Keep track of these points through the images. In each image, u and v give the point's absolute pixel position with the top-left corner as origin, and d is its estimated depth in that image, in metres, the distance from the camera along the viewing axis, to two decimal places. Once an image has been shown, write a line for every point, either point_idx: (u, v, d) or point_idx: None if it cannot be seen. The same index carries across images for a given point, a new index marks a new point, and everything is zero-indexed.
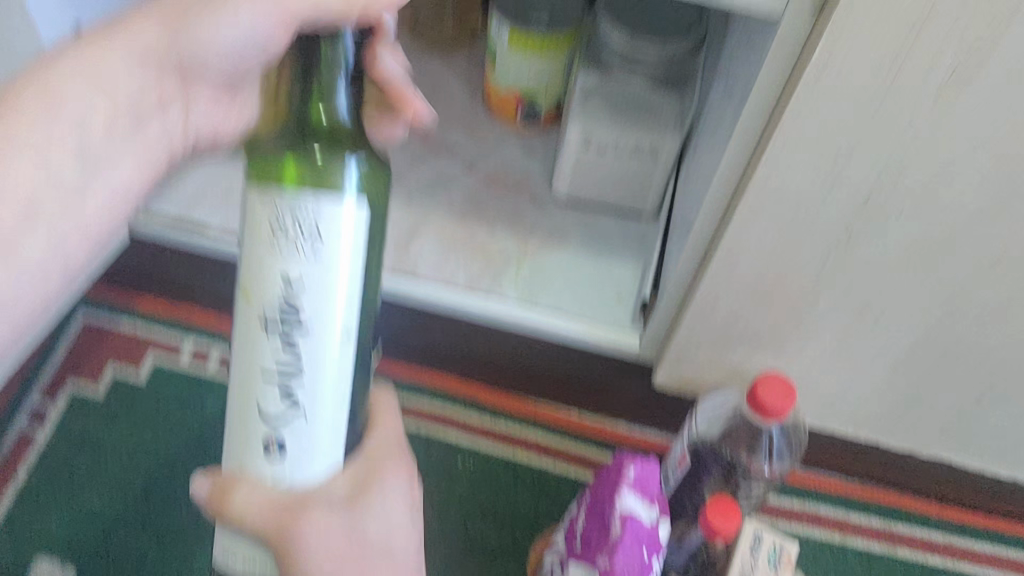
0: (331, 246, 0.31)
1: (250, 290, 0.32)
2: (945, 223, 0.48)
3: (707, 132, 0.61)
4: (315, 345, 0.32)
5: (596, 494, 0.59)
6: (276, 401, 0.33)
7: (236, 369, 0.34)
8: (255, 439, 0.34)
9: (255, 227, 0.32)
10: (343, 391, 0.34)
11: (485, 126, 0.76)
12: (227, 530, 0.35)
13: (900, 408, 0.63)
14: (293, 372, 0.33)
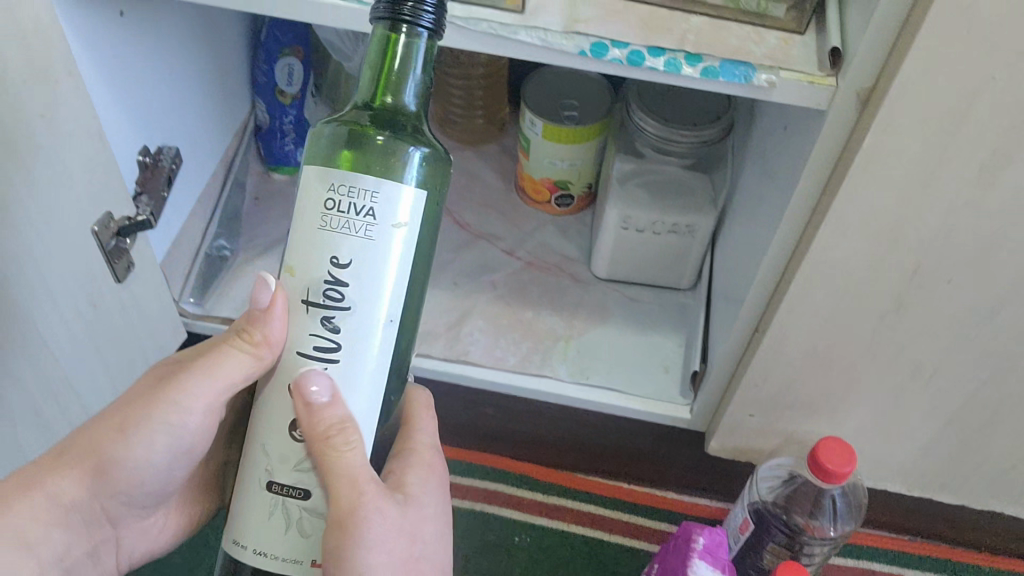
0: (383, 229, 0.31)
1: (297, 267, 0.32)
2: (983, 302, 0.49)
3: (741, 211, 0.64)
4: (361, 326, 0.32)
5: (668, 564, 0.61)
6: (312, 380, 0.33)
7: (274, 346, 0.34)
8: (281, 420, 0.33)
9: (309, 204, 0.32)
10: (384, 372, 0.34)
11: (522, 211, 0.81)
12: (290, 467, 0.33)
13: (951, 463, 0.64)
14: (332, 352, 0.33)
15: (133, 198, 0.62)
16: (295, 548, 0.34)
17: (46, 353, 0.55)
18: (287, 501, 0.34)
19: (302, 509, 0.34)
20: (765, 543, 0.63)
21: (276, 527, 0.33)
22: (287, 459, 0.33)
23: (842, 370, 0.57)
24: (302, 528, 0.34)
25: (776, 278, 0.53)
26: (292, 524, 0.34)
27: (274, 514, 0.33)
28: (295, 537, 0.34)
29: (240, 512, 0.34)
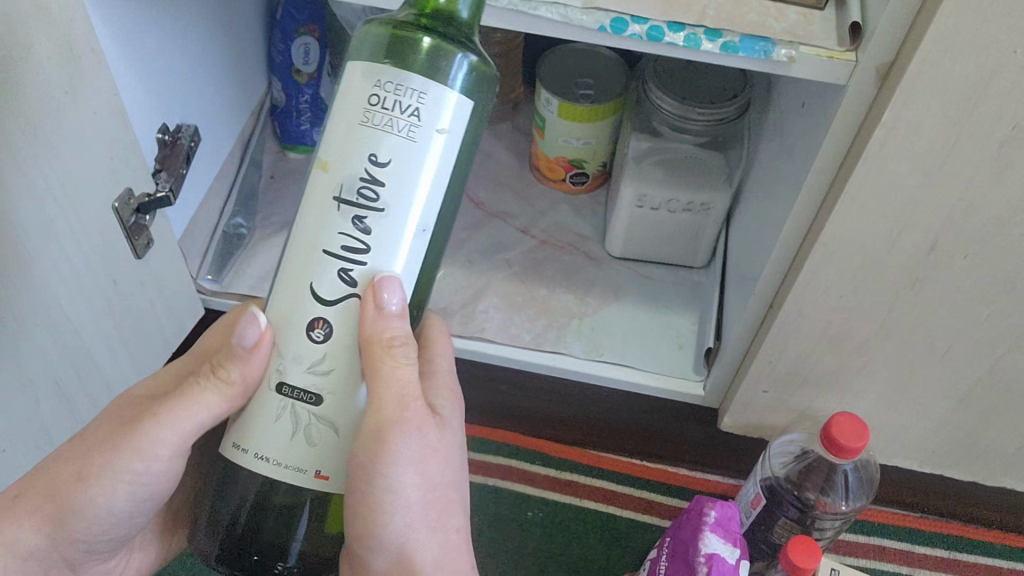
0: (428, 134, 0.32)
1: (331, 162, 0.32)
2: (1000, 280, 0.49)
3: (757, 189, 0.64)
4: (391, 228, 0.32)
5: (679, 538, 0.62)
6: (335, 282, 0.33)
7: (294, 243, 0.34)
8: (300, 319, 0.33)
9: (354, 96, 0.32)
10: (407, 281, 0.34)
11: (536, 190, 0.81)
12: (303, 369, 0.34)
13: (966, 439, 0.65)
14: (359, 254, 0.33)
15: (153, 174, 0.62)
16: (299, 459, 0.34)
17: (70, 331, 0.56)
18: (296, 403, 0.34)
19: (312, 415, 0.34)
20: (777, 517, 0.64)
21: (282, 431, 0.34)
22: (301, 362, 0.34)
23: (857, 346, 0.57)
24: (309, 436, 0.34)
25: (792, 255, 0.54)
26: (300, 431, 0.34)
27: (280, 419, 0.34)
28: (298, 446, 0.34)
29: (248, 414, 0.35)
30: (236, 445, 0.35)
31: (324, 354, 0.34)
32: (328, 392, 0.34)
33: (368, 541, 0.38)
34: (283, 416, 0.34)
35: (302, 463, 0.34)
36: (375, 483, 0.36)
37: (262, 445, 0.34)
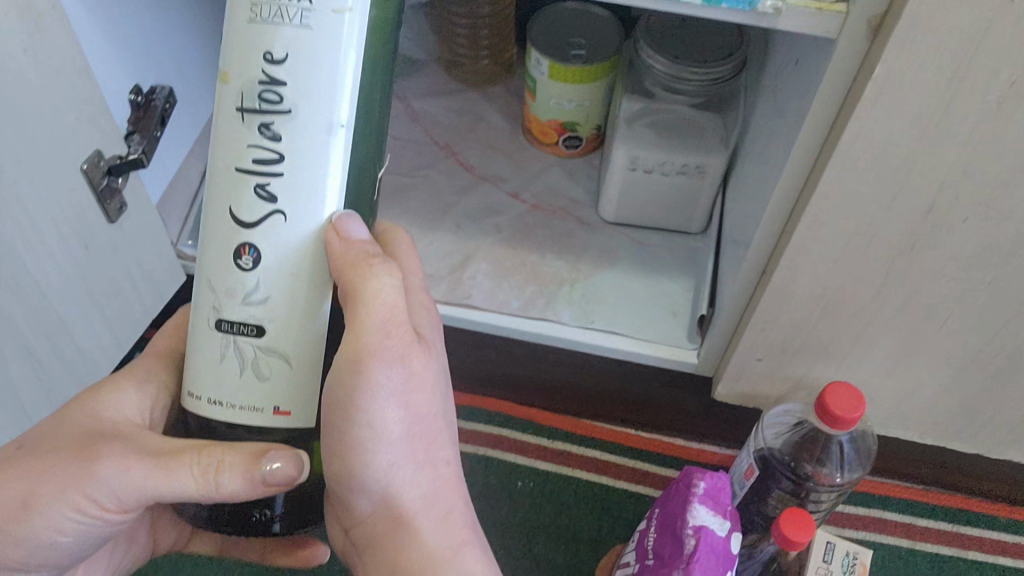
0: (319, 21, 0.33)
1: (230, 72, 0.33)
2: (1001, 245, 0.47)
3: (752, 150, 0.61)
4: (302, 130, 0.34)
5: (668, 510, 0.60)
6: (255, 201, 0.34)
7: (211, 166, 0.35)
8: (228, 244, 0.35)
9: (239, 4, 0.33)
10: (333, 179, 0.35)
11: (528, 153, 0.78)
12: (245, 300, 0.36)
13: (968, 410, 0.63)
14: (274, 163, 0.34)
15: (125, 138, 0.61)
16: (249, 397, 0.37)
17: (38, 296, 0.55)
18: (238, 339, 0.36)
19: (255, 348, 0.36)
20: (770, 490, 0.63)
21: (229, 367, 0.36)
22: (235, 293, 0.36)
23: (852, 314, 0.55)
24: (256, 369, 0.36)
25: (782, 219, 0.51)
26: (247, 367, 0.36)
27: (224, 356, 0.36)
28: (242, 374, 0.36)
29: (193, 357, 0.37)
30: (189, 393, 0.38)
31: (257, 277, 0.35)
32: (266, 314, 0.36)
33: (355, 480, 0.41)
34: (227, 350, 0.36)
35: (251, 400, 0.37)
36: (360, 418, 0.39)
37: (213, 389, 0.37)
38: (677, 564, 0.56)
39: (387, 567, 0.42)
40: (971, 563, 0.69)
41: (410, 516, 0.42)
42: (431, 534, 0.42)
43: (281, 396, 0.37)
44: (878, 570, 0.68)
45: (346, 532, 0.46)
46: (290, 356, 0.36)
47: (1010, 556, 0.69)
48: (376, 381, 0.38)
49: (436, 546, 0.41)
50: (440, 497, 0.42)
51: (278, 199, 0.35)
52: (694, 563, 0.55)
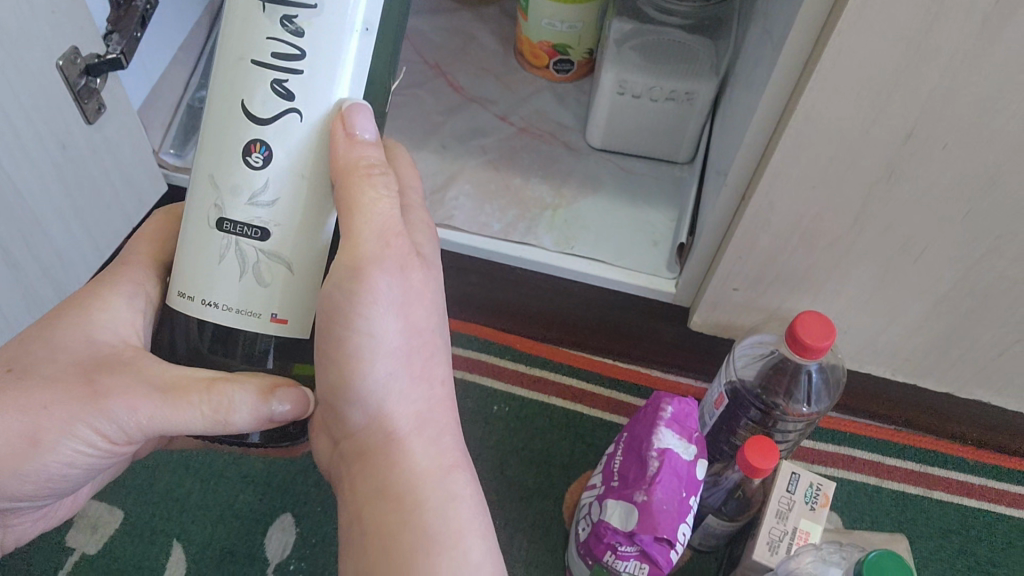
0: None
1: None
2: (979, 174, 0.46)
3: (741, 75, 0.60)
4: (326, 27, 0.33)
5: (633, 434, 0.61)
6: (270, 96, 0.34)
7: (222, 58, 0.34)
8: (236, 139, 0.35)
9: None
10: (354, 83, 0.35)
11: (519, 76, 0.78)
12: (252, 200, 0.35)
13: (940, 347, 0.63)
14: (293, 60, 0.33)
15: (103, 38, 0.60)
16: (250, 302, 0.37)
17: (10, 191, 0.54)
18: (241, 240, 0.36)
19: (258, 251, 0.36)
20: (739, 420, 0.63)
21: (230, 269, 0.36)
22: (240, 192, 0.35)
23: (831, 244, 0.55)
24: (257, 273, 0.36)
25: (763, 144, 0.51)
26: (249, 271, 0.36)
27: (224, 257, 0.36)
28: (245, 276, 0.36)
29: (191, 256, 0.37)
30: (181, 293, 0.37)
31: (266, 178, 0.35)
32: (271, 216, 0.35)
33: (349, 392, 0.41)
34: (228, 249, 0.36)
35: (252, 305, 0.37)
36: (356, 326, 0.39)
37: (212, 291, 0.37)
38: (640, 486, 0.57)
39: (373, 488, 0.41)
40: (936, 503, 0.70)
41: (400, 433, 0.41)
42: (421, 456, 0.41)
43: (282, 301, 0.37)
44: (843, 505, 0.69)
45: (337, 459, 0.45)
46: (294, 261, 0.36)
47: (975, 496, 0.70)
48: (373, 290, 0.38)
49: (424, 467, 0.41)
50: (430, 418, 0.42)
51: (292, 99, 0.34)
52: (656, 485, 0.56)
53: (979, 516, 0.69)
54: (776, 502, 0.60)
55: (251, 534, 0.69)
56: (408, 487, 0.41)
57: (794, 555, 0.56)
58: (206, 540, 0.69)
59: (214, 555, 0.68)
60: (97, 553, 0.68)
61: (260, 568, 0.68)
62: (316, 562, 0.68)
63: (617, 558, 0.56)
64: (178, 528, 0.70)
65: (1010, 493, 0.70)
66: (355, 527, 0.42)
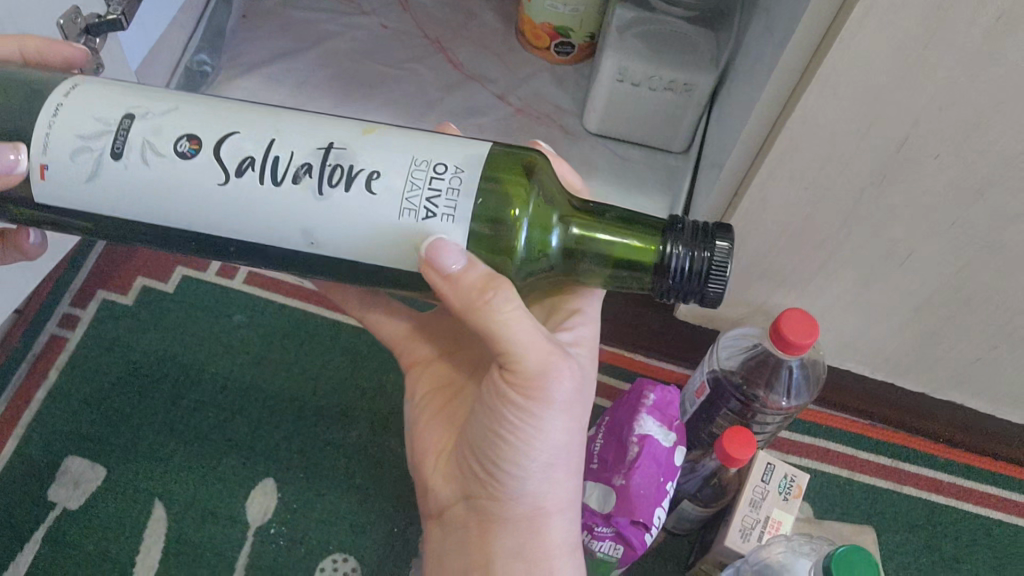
0: (418, 232, 0.36)
1: (371, 131, 0.37)
2: (968, 185, 0.47)
3: (739, 70, 0.61)
4: (289, 193, 0.36)
5: (615, 418, 0.62)
6: (237, 160, 0.36)
7: (279, 119, 0.38)
8: (200, 127, 0.37)
9: (444, 150, 0.36)
10: (218, 223, 0.37)
11: (519, 56, 0.78)
12: (155, 146, 0.37)
13: (919, 348, 0.64)
14: (267, 179, 0.36)
15: None
16: (57, 145, 0.37)
17: None
18: (112, 134, 0.37)
19: (101, 150, 0.37)
20: (719, 410, 0.64)
21: (89, 126, 0.37)
22: (161, 132, 0.37)
23: (819, 242, 0.56)
24: (81, 151, 0.37)
25: (756, 142, 0.51)
26: (84, 146, 0.37)
27: (98, 122, 0.37)
28: (74, 145, 0.37)
29: (102, 89, 0.38)
30: (70, 85, 0.39)
31: (166, 155, 0.36)
32: (130, 156, 0.37)
33: (504, 471, 0.43)
34: (103, 124, 0.37)
35: (56, 147, 0.37)
36: (537, 419, 0.41)
37: (68, 115, 0.37)
38: (619, 470, 0.58)
39: (504, 551, 0.44)
40: (904, 498, 0.72)
41: (542, 511, 0.44)
42: (556, 533, 0.44)
43: (60, 176, 0.37)
44: (814, 496, 0.71)
45: (454, 505, 0.46)
46: (100, 185, 0.37)
47: (943, 494, 0.72)
48: (556, 386, 0.41)
49: (557, 542, 0.44)
50: (567, 502, 0.45)
51: (225, 176, 0.36)
52: (635, 471, 0.57)
53: (946, 514, 0.71)
54: (750, 492, 0.61)
55: (234, 497, 0.70)
56: (544, 559, 0.44)
57: (765, 545, 0.57)
58: (188, 501, 0.70)
59: (197, 516, 0.69)
60: (79, 508, 0.69)
61: (241, 531, 0.69)
62: (297, 527, 0.69)
63: (593, 538, 0.57)
64: (160, 487, 0.70)
65: (977, 492, 0.72)
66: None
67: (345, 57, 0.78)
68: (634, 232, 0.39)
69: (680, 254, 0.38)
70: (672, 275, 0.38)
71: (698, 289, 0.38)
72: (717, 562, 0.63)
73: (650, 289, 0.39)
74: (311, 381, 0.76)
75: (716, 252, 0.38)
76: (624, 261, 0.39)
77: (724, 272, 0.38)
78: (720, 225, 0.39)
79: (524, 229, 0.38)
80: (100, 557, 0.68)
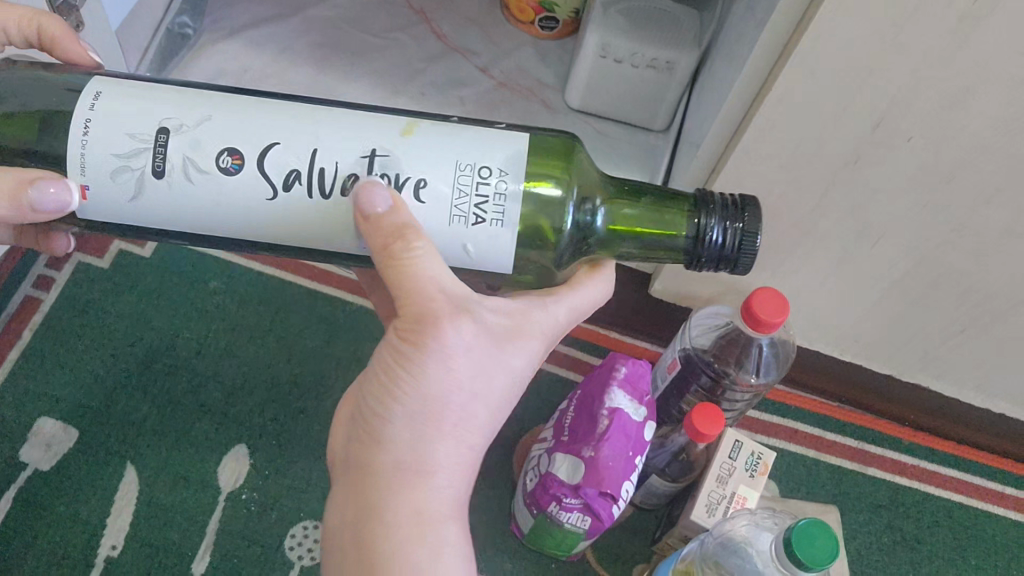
0: (469, 238, 0.37)
1: (413, 133, 0.37)
2: (939, 168, 0.48)
3: (721, 49, 0.61)
4: (343, 206, 0.37)
5: (585, 392, 0.63)
6: (283, 173, 0.36)
7: (314, 115, 0.37)
8: (240, 139, 0.36)
9: (487, 151, 0.36)
10: (275, 234, 0.38)
11: (504, 30, 0.78)
12: (196, 164, 0.36)
13: (888, 328, 0.65)
14: (319, 191, 0.37)
15: None
16: (96, 168, 0.37)
17: None
18: (150, 153, 0.36)
19: (140, 170, 0.36)
20: (689, 385, 0.65)
21: (124, 145, 0.36)
22: (200, 148, 0.36)
23: (793, 223, 0.57)
24: (121, 172, 0.36)
25: (734, 122, 0.52)
26: (123, 163, 0.36)
27: (132, 139, 0.36)
28: (113, 164, 0.36)
29: (127, 95, 0.37)
30: (93, 94, 0.37)
31: (211, 173, 0.36)
32: (174, 174, 0.36)
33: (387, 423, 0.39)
34: (138, 141, 0.36)
35: (93, 167, 0.37)
36: (415, 365, 0.37)
37: (98, 130, 0.36)
38: (588, 442, 0.59)
39: (370, 508, 0.38)
40: (869, 479, 0.73)
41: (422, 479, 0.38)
42: (431, 499, 0.38)
43: (105, 196, 0.37)
44: (781, 474, 0.72)
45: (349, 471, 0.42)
46: (145, 202, 0.37)
47: (907, 476, 0.73)
48: (442, 334, 0.37)
49: (432, 506, 0.38)
50: (454, 476, 0.39)
51: (273, 191, 0.36)
52: (604, 443, 0.58)
53: (909, 495, 0.72)
54: (717, 469, 0.62)
55: (207, 463, 0.70)
56: (409, 521, 0.38)
57: (730, 517, 0.58)
58: (161, 464, 0.70)
59: (171, 481, 0.69)
60: (51, 470, 0.69)
61: (212, 495, 0.69)
62: (268, 493, 0.69)
63: (561, 509, 0.58)
64: (132, 451, 0.70)
65: (941, 475, 0.73)
66: (345, 539, 0.39)
67: (326, 24, 0.77)
68: (673, 208, 0.41)
69: (715, 226, 0.39)
70: (708, 247, 0.39)
71: (731, 260, 0.40)
72: (683, 536, 0.64)
73: (684, 261, 0.41)
74: (286, 348, 0.76)
75: (749, 223, 0.39)
76: (663, 236, 0.41)
77: (756, 243, 0.39)
78: (749, 198, 0.40)
79: (572, 208, 0.40)
80: (71, 518, 0.68)
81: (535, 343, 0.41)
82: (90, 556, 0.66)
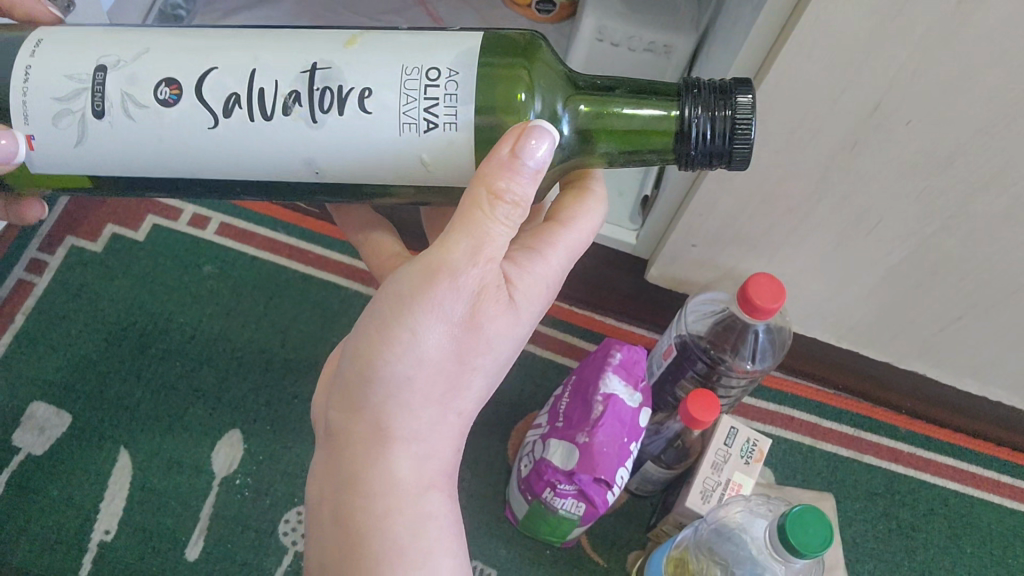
0: (422, 146, 0.35)
1: (354, 42, 0.35)
2: (936, 154, 0.47)
3: (717, 30, 0.61)
4: (287, 123, 0.35)
5: (580, 376, 0.63)
6: (220, 95, 0.35)
7: (258, 36, 0.36)
8: (175, 67, 0.35)
9: (432, 52, 0.34)
10: (231, 165, 0.36)
11: (501, 13, 0.78)
12: (136, 99, 0.35)
13: (884, 315, 0.65)
14: (259, 110, 0.35)
15: None
16: (39, 114, 0.36)
17: None
18: (88, 91, 0.36)
19: (81, 109, 0.36)
20: (685, 372, 0.65)
21: (63, 86, 0.36)
22: (137, 81, 0.35)
23: (790, 208, 0.56)
24: (63, 114, 0.36)
25: None
26: (64, 107, 0.36)
27: (70, 80, 0.36)
28: (54, 108, 0.36)
29: (73, 40, 0.37)
30: (34, 41, 0.37)
31: (149, 105, 0.35)
32: (112, 109, 0.36)
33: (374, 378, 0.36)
34: (77, 81, 0.36)
35: (36, 115, 0.36)
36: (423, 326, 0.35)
37: (40, 73, 0.36)
38: (582, 426, 0.59)
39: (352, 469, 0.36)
40: (863, 466, 0.73)
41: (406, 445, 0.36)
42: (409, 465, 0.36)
43: (51, 143, 0.36)
44: (776, 461, 0.72)
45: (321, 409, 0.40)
46: (90, 147, 0.36)
47: (902, 463, 0.73)
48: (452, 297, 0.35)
49: (408, 474, 0.36)
50: (434, 443, 0.37)
51: (214, 117, 0.35)
52: (598, 429, 0.57)
53: (904, 483, 0.72)
54: (712, 454, 0.62)
55: (199, 445, 0.70)
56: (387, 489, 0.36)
57: (724, 504, 0.58)
58: (156, 444, 0.70)
59: (162, 462, 0.69)
60: (45, 453, 0.69)
61: (207, 481, 0.69)
62: (261, 479, 0.69)
63: (555, 495, 0.59)
64: (125, 434, 0.70)
65: (935, 462, 0.73)
66: (326, 499, 0.37)
67: (322, 7, 0.77)
68: (648, 103, 0.37)
69: (699, 118, 0.36)
70: (695, 142, 0.36)
71: (725, 151, 0.36)
72: (677, 522, 0.64)
73: (676, 159, 0.38)
74: (280, 334, 0.75)
75: (738, 109, 0.36)
76: (647, 135, 0.37)
77: (750, 128, 0.36)
78: (739, 79, 0.37)
79: (534, 115, 0.37)
80: (64, 502, 0.68)
81: (537, 298, 0.39)
82: (83, 540, 0.66)
